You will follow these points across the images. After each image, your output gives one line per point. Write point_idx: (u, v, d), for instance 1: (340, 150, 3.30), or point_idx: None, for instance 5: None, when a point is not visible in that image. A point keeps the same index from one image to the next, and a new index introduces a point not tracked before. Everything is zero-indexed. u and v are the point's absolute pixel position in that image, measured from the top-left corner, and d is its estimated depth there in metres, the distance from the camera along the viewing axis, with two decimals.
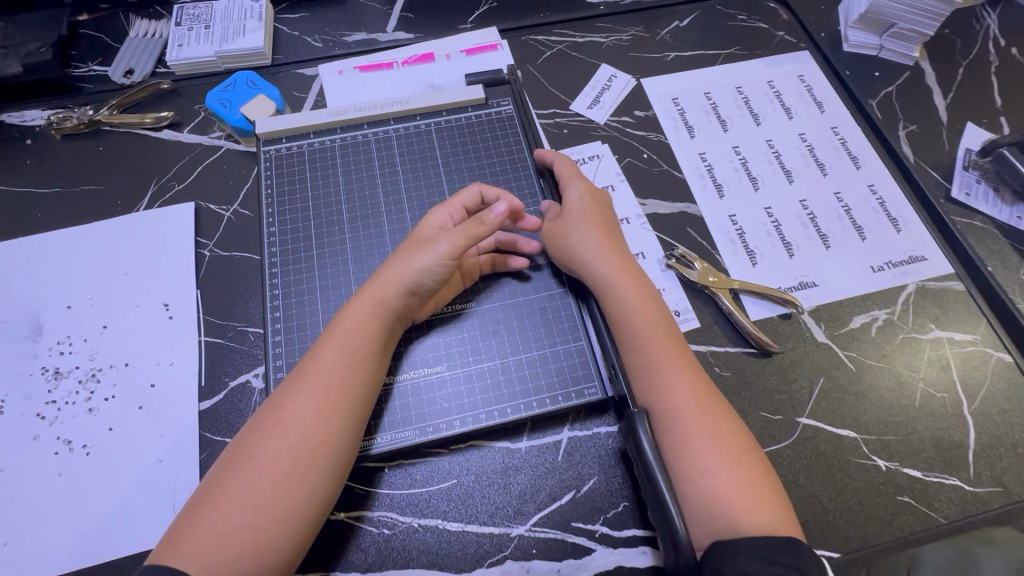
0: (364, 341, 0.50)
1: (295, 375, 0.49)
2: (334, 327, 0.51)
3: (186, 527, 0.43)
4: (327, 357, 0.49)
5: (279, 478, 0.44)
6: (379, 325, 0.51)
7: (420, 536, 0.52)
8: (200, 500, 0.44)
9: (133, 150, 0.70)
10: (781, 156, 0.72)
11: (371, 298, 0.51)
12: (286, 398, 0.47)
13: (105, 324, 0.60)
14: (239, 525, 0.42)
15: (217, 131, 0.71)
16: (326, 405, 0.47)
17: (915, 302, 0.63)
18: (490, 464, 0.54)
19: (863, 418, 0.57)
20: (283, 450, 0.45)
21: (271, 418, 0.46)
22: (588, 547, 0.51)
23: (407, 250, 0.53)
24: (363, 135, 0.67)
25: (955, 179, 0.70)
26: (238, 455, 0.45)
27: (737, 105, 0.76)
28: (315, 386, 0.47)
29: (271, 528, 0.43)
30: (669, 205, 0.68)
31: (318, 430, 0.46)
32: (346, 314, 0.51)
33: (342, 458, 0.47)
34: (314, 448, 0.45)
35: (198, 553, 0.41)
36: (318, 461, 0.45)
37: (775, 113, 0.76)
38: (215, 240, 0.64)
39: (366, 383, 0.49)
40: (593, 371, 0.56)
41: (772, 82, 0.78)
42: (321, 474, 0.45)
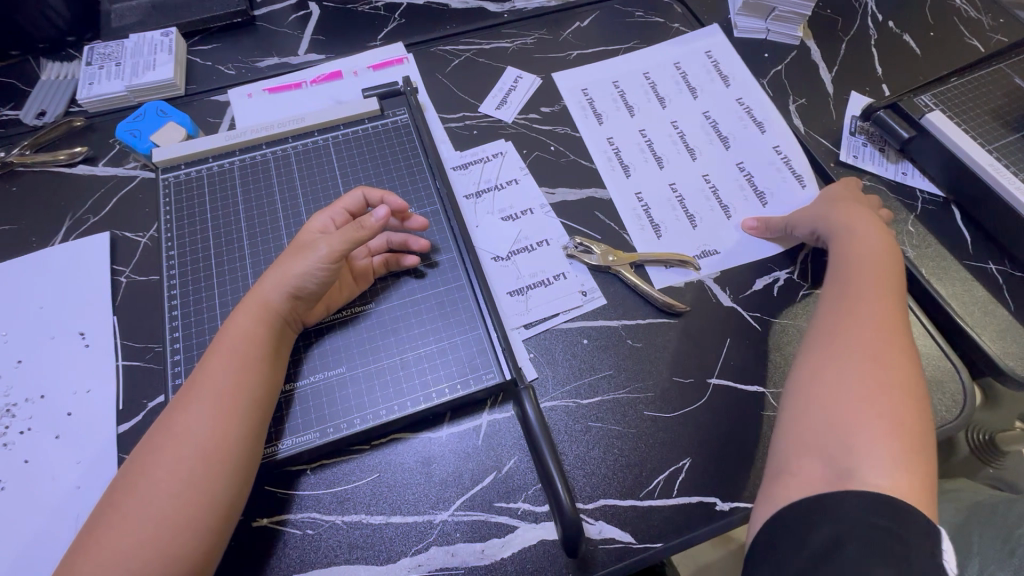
0: (253, 347, 0.51)
1: (186, 387, 0.50)
2: (223, 335, 0.52)
3: (85, 548, 0.43)
4: (216, 366, 0.50)
5: (177, 487, 0.45)
6: (268, 330, 0.52)
7: (344, 533, 0.52)
8: (97, 521, 0.44)
9: (47, 188, 0.71)
10: (687, 133, 0.76)
11: (257, 303, 0.52)
12: (177, 411, 0.48)
13: (20, 358, 0.60)
14: (140, 539, 0.43)
15: (131, 162, 0.72)
16: (219, 414, 0.48)
17: (813, 260, 0.66)
18: (411, 456, 0.55)
19: (771, 373, 0.60)
20: (177, 460, 0.46)
21: (164, 431, 0.47)
22: (511, 525, 0.52)
23: (288, 257, 0.54)
24: (261, 155, 0.68)
25: (843, 144, 0.75)
26: (133, 471, 0.46)
27: (644, 90, 0.80)
28: (206, 395, 0.48)
29: (172, 537, 0.44)
30: (578, 191, 0.71)
31: (212, 437, 0.47)
32: (233, 321, 0.52)
33: (241, 463, 0.47)
34: (209, 456, 0.46)
35: (104, 568, 0.42)
36: (215, 468, 0.46)
37: (681, 94, 0.80)
38: (131, 267, 0.65)
39: (259, 387, 0.50)
40: (492, 358, 0.57)
41: (679, 65, 0.82)
42: (221, 479, 0.46)
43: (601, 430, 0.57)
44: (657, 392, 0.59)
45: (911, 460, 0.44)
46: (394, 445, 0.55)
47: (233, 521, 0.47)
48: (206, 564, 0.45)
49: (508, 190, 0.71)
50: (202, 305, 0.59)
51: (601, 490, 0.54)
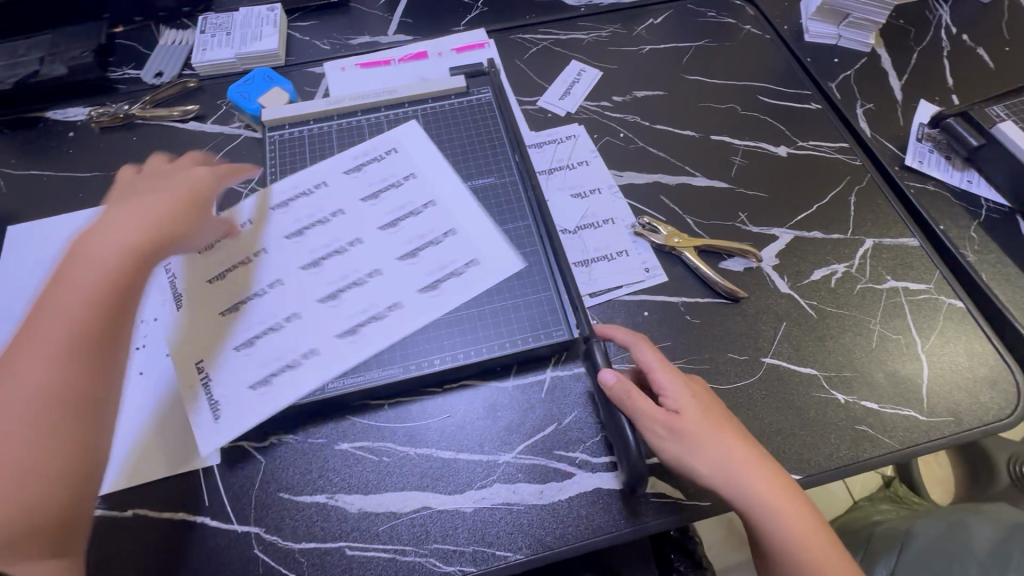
0: (93, 296, 0.51)
1: (24, 330, 0.50)
2: (68, 274, 0.52)
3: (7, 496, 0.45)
4: (58, 310, 0.50)
5: (29, 423, 0.47)
6: (115, 284, 0.52)
7: (416, 463, 0.57)
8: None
9: (163, 139, 0.79)
10: (438, 263, 0.64)
11: (116, 256, 0.54)
12: (10, 355, 0.49)
13: None
14: (22, 467, 0.46)
15: (236, 121, 0.80)
16: (59, 358, 0.49)
17: (872, 256, 0.69)
18: (480, 400, 0.60)
19: (823, 357, 0.62)
20: (25, 397, 0.47)
21: (1, 377, 0.48)
22: (569, 472, 0.56)
23: (170, 224, 0.57)
24: (357, 121, 0.74)
25: (909, 149, 0.76)
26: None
27: (317, 206, 0.68)
28: (48, 338, 0.49)
29: (7, 490, 0.45)
30: (645, 176, 0.75)
31: (39, 381, 0.48)
32: (68, 266, 0.53)
33: (63, 410, 0.48)
34: (44, 400, 0.47)
35: (4, 506, 0.45)
36: (39, 412, 0.47)
37: (416, 224, 0.67)
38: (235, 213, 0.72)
39: (92, 337, 0.50)
40: (562, 316, 0.62)
41: (360, 163, 0.71)
42: (41, 429, 0.47)
43: None
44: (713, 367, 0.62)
45: None
46: (466, 389, 0.61)
47: (88, 468, 0.49)
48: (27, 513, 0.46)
49: (578, 169, 0.75)
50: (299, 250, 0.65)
51: (655, 448, 0.58)
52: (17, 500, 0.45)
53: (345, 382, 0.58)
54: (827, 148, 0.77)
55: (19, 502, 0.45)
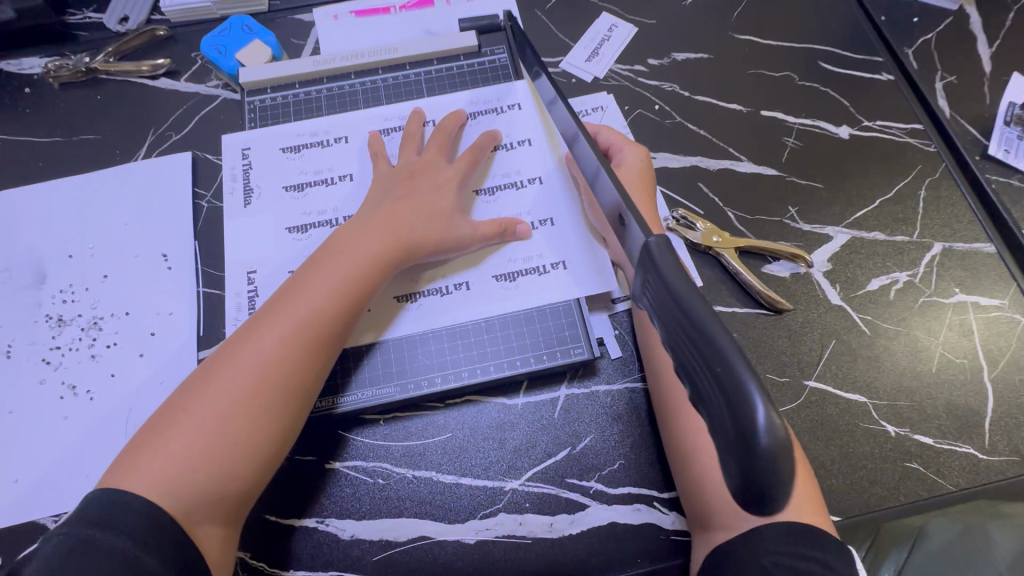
0: (353, 277, 0.50)
1: (280, 302, 0.49)
2: (327, 258, 0.51)
3: (134, 455, 0.44)
4: (312, 289, 0.49)
5: (234, 401, 0.45)
6: (375, 265, 0.51)
7: (415, 488, 0.52)
8: (145, 436, 0.45)
9: (130, 99, 0.69)
10: (523, 256, 0.56)
11: (386, 233, 0.52)
12: (256, 328, 0.48)
13: (106, 273, 0.60)
14: (207, 445, 0.44)
15: (213, 80, 0.69)
16: (303, 335, 0.48)
17: (940, 264, 0.60)
18: (486, 419, 0.54)
19: (875, 382, 0.55)
20: (234, 377, 0.46)
21: (243, 343, 0.48)
22: (582, 503, 0.51)
23: (410, 188, 0.55)
24: (350, 85, 0.64)
25: (993, 136, 0.65)
26: (196, 389, 0.46)
27: (325, 160, 0.60)
28: (297, 316, 0.48)
29: (225, 457, 0.44)
30: (681, 159, 0.65)
31: (275, 359, 0.47)
32: (336, 246, 0.52)
33: (291, 385, 0.47)
34: (265, 377, 0.46)
35: (153, 463, 0.43)
36: (267, 390, 0.46)
37: (512, 197, 0.59)
38: (212, 191, 0.64)
39: (342, 318, 0.50)
40: (581, 331, 0.55)
41: (476, 113, 0.62)
42: (269, 405, 0.46)
43: None
44: None
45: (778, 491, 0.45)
46: (470, 405, 0.54)
47: (282, 455, 0.47)
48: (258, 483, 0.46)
49: None
50: (279, 237, 0.56)
51: None
52: (196, 481, 0.43)
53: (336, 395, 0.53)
54: (897, 130, 0.66)
55: (211, 483, 0.44)
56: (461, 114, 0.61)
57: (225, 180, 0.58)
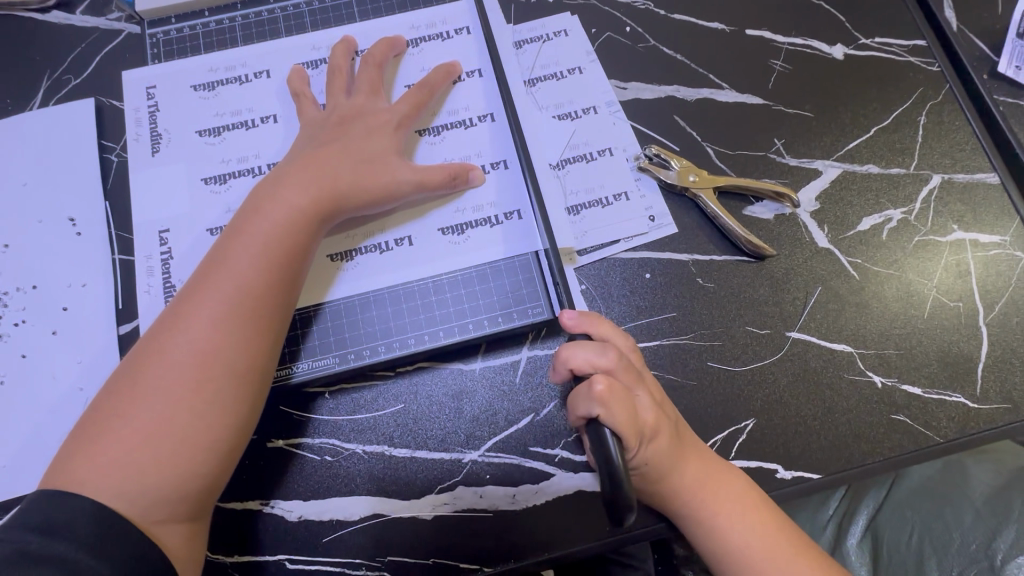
0: (285, 237, 0.44)
1: (204, 277, 0.43)
2: (255, 222, 0.44)
3: (68, 474, 0.38)
4: (237, 258, 0.43)
5: (173, 394, 0.40)
6: (308, 222, 0.45)
7: (366, 464, 0.48)
8: (74, 452, 0.39)
9: (18, 38, 0.59)
10: (473, 203, 0.51)
11: (318, 184, 0.46)
12: (185, 312, 0.42)
13: (5, 242, 0.53)
14: (148, 447, 0.39)
15: (114, 12, 0.59)
16: (238, 309, 0.42)
17: (938, 199, 0.54)
18: (441, 388, 0.49)
19: (863, 332, 0.51)
20: (166, 368, 0.40)
21: (170, 331, 0.41)
22: (546, 472, 0.48)
23: (340, 134, 0.48)
24: (269, 12, 0.55)
25: (1004, 51, 0.58)
26: (125, 392, 0.40)
27: (245, 99, 0.52)
28: (226, 289, 0.42)
29: (176, 460, 0.39)
30: (655, 88, 0.57)
31: (211, 339, 0.41)
32: (258, 207, 0.45)
33: (235, 369, 0.41)
34: (203, 361, 0.40)
35: (95, 481, 0.38)
36: (208, 376, 0.40)
37: (461, 138, 0.52)
38: (121, 143, 0.55)
39: (280, 284, 0.43)
40: (542, 288, 0.50)
41: (417, 40, 0.54)
42: (216, 392, 0.40)
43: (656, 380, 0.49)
44: (724, 342, 0.50)
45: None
46: (422, 373, 0.49)
47: (241, 442, 0.42)
48: (218, 481, 0.41)
49: (568, 79, 0.57)
50: (196, 195, 0.49)
51: None
52: (148, 486, 0.38)
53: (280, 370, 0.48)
54: (897, 48, 0.59)
55: (166, 484, 0.39)
56: (396, 40, 0.53)
57: (126, 125, 0.51)
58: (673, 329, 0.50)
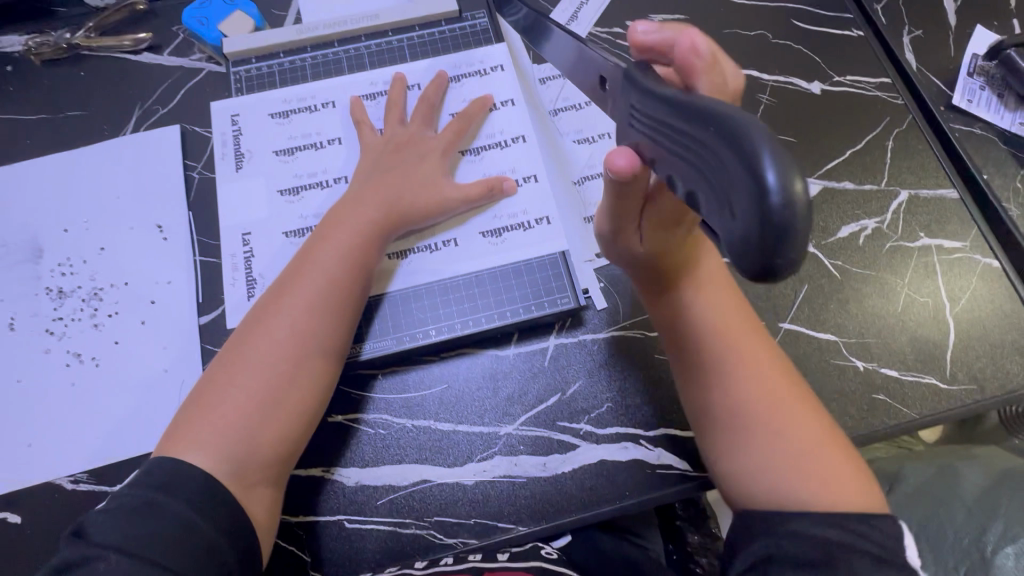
0: (362, 244, 0.53)
1: (296, 273, 0.51)
2: (338, 229, 0.53)
3: (180, 436, 0.45)
4: (326, 259, 0.51)
5: (273, 370, 0.47)
6: (381, 231, 0.54)
7: (414, 436, 0.55)
8: (185, 418, 0.46)
9: (114, 75, 0.69)
10: (508, 211, 0.59)
11: (388, 201, 0.55)
12: (280, 301, 0.50)
13: (102, 245, 0.61)
14: (250, 413, 0.46)
15: (196, 53, 0.70)
16: (327, 301, 0.50)
17: (906, 210, 0.63)
18: (480, 370, 0.56)
19: (846, 324, 0.58)
20: (267, 348, 0.48)
21: (268, 317, 0.49)
22: (573, 444, 0.54)
23: (399, 159, 0.58)
24: (333, 54, 0.65)
25: (957, 86, 0.68)
26: (229, 368, 0.48)
27: (314, 125, 0.61)
28: (316, 284, 0.50)
29: (273, 425, 0.47)
30: None
31: (305, 326, 0.49)
32: (339, 218, 0.54)
33: (322, 352, 0.49)
34: (299, 344, 0.49)
35: (204, 442, 0.45)
36: (302, 357, 0.48)
37: (497, 157, 0.61)
38: (203, 163, 0.65)
39: (358, 281, 0.52)
40: (567, 284, 0.58)
41: (458, 76, 0.64)
42: (307, 370, 0.49)
43: (667, 364, 0.57)
44: None
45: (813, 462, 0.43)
46: (464, 357, 0.57)
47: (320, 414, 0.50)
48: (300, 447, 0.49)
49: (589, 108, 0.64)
50: (273, 202, 0.58)
51: (663, 419, 0.55)
52: (249, 447, 0.46)
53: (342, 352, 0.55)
54: (866, 84, 0.69)
55: (264, 446, 0.46)
56: (442, 77, 0.63)
57: (215, 145, 0.60)
58: None
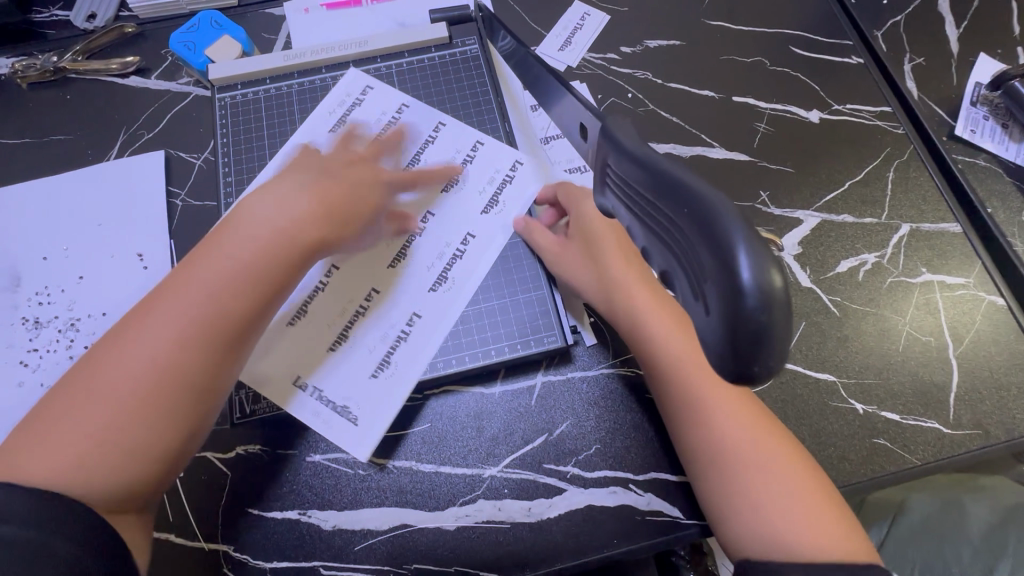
0: (267, 248, 0.44)
1: (190, 264, 0.43)
2: (243, 221, 0.44)
3: (24, 443, 0.39)
4: (223, 262, 0.43)
5: (138, 388, 0.40)
6: (301, 236, 0.45)
7: (395, 477, 0.53)
8: (38, 421, 0.40)
9: (101, 99, 0.68)
10: (495, 245, 0.58)
11: (317, 201, 0.47)
12: (163, 296, 0.42)
13: (81, 275, 0.60)
14: (103, 433, 0.39)
15: (184, 77, 0.69)
16: (211, 315, 0.42)
17: (907, 245, 0.61)
18: (464, 409, 0.55)
19: (845, 362, 0.56)
20: (133, 360, 0.40)
21: (142, 316, 0.41)
22: (559, 488, 0.52)
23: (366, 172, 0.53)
24: (321, 80, 0.64)
25: (961, 116, 0.66)
26: (93, 367, 0.40)
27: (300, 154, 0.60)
28: (203, 291, 0.42)
29: (126, 452, 0.39)
30: (654, 146, 0.65)
31: (179, 341, 0.41)
32: (246, 215, 0.45)
33: (204, 373, 0.42)
34: (176, 364, 0.40)
35: (46, 458, 0.38)
36: (177, 378, 0.41)
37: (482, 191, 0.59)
38: (187, 190, 0.63)
39: (260, 291, 0.44)
40: (555, 321, 0.56)
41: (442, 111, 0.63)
42: (177, 393, 0.41)
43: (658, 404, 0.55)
44: None
45: (798, 492, 0.45)
46: (447, 396, 0.55)
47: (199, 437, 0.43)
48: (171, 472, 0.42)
49: None
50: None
51: (654, 463, 0.53)
52: (99, 474, 0.39)
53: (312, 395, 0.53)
54: (867, 113, 0.67)
55: (118, 478, 0.39)
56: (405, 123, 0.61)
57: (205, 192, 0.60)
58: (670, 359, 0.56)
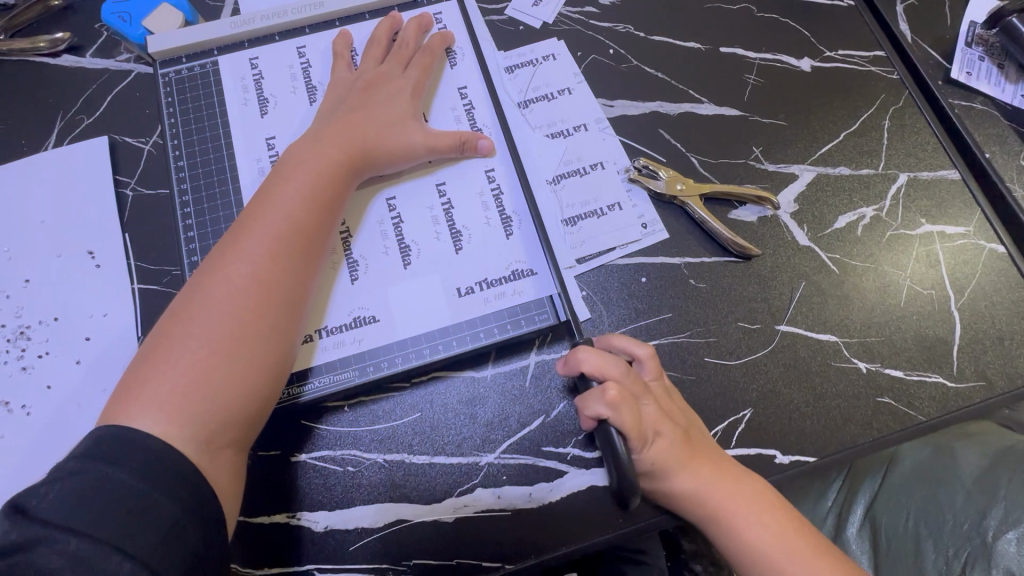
0: (325, 187, 0.49)
1: (252, 213, 0.48)
2: (296, 169, 0.50)
3: (130, 394, 0.41)
4: (286, 201, 0.48)
5: (232, 320, 0.43)
6: (343, 174, 0.51)
7: (387, 471, 0.50)
8: (139, 377, 0.42)
9: (31, 82, 0.61)
10: (476, 224, 0.54)
11: (349, 141, 0.51)
12: (239, 241, 0.46)
13: (27, 277, 0.55)
14: (212, 367, 0.42)
15: (123, 53, 0.62)
16: (288, 248, 0.47)
17: (906, 195, 0.59)
18: (455, 394, 0.52)
19: (846, 321, 0.54)
20: (224, 299, 0.44)
21: (224, 262, 0.45)
22: (559, 470, 0.50)
23: (365, 93, 0.55)
24: (274, 49, 0.59)
25: (955, 57, 0.63)
26: (185, 316, 0.44)
27: (262, 129, 0.57)
28: (277, 228, 0.47)
29: (237, 382, 0.42)
30: (640, 105, 0.61)
31: (265, 273, 0.45)
32: (296, 157, 0.51)
33: (290, 302, 0.46)
34: (262, 292, 0.45)
35: (161, 398, 0.40)
36: (267, 306, 0.45)
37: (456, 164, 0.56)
38: (137, 178, 0.58)
39: (321, 227, 0.49)
40: (546, 298, 0.53)
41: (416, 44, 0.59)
42: (272, 320, 0.45)
43: None
44: (720, 337, 0.54)
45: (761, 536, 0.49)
46: (434, 382, 0.52)
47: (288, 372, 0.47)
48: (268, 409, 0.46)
49: (560, 100, 0.61)
50: (243, 173, 0.55)
51: None
52: (216, 405, 0.41)
53: (288, 392, 0.50)
54: (859, 59, 0.64)
55: (229, 404, 0.42)
56: (425, 18, 0.60)
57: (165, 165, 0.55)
58: (663, 333, 0.54)
